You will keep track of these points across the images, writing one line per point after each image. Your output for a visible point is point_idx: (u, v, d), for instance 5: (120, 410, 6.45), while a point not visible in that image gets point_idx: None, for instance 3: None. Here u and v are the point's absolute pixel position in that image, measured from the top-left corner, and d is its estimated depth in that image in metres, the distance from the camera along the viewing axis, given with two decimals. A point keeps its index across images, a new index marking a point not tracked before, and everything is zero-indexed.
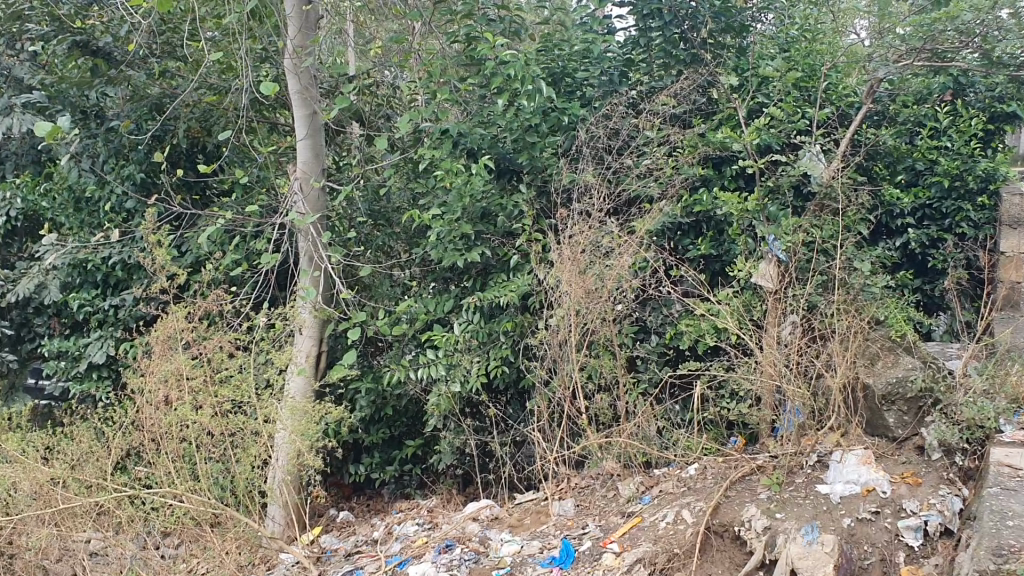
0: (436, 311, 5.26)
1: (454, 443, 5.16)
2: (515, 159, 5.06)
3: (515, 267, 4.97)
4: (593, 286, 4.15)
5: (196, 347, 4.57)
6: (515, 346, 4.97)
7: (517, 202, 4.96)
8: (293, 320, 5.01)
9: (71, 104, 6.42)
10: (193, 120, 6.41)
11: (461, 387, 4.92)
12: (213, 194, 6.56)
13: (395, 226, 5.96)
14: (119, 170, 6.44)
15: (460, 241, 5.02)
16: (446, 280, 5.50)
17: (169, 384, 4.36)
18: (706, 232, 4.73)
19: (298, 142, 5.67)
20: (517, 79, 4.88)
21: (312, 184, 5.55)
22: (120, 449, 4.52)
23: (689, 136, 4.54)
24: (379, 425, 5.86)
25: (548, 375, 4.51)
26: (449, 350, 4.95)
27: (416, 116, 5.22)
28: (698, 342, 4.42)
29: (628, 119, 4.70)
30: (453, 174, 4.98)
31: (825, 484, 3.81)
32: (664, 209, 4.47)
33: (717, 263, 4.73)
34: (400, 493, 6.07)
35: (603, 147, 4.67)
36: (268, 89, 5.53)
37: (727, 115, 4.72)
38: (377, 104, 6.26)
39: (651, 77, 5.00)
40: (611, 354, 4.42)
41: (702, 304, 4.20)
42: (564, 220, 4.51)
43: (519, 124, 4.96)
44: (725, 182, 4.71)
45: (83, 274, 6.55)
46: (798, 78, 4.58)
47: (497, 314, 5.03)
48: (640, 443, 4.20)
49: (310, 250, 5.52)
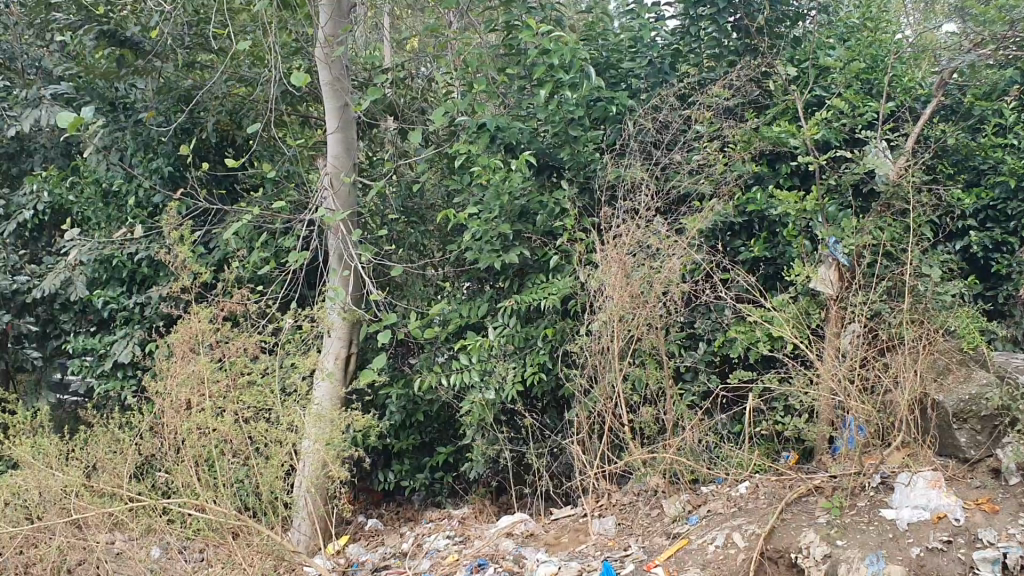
0: (470, 314, 5.00)
1: (487, 452, 4.91)
2: (555, 154, 4.80)
3: (554, 268, 4.70)
4: (638, 290, 3.88)
5: (219, 349, 4.35)
6: (553, 352, 4.70)
7: (558, 199, 4.67)
8: (321, 321, 4.79)
9: (99, 95, 6.26)
10: (222, 112, 6.21)
11: (496, 395, 4.67)
12: (242, 188, 6.35)
13: (429, 223, 5.71)
14: (146, 163, 6.23)
15: (497, 241, 4.77)
16: (481, 280, 5.24)
17: (190, 388, 4.14)
18: (758, 233, 4.43)
19: (329, 136, 5.45)
20: (559, 69, 4.61)
21: (343, 180, 5.33)
22: (140, 455, 4.33)
23: (743, 130, 4.25)
24: (410, 430, 5.62)
25: (589, 383, 4.24)
26: (483, 356, 4.70)
27: (452, 109, 4.98)
28: (750, 350, 4.13)
29: (678, 112, 4.41)
30: (490, 169, 4.73)
31: (891, 509, 3.50)
32: (716, 208, 4.18)
33: (772, 266, 4.42)
34: (431, 500, 5.84)
35: (650, 142, 4.40)
36: (298, 80, 5.31)
37: (784, 108, 4.42)
38: (411, 97, 6.03)
39: (702, 68, 4.71)
40: (656, 363, 4.14)
41: (756, 311, 3.91)
42: (608, 219, 4.24)
43: (561, 117, 4.69)
44: (781, 180, 4.41)
45: (109, 270, 6.38)
46: (862, 69, 4.26)
47: (534, 317, 4.77)
48: (688, 460, 3.92)
49: (340, 248, 5.30)
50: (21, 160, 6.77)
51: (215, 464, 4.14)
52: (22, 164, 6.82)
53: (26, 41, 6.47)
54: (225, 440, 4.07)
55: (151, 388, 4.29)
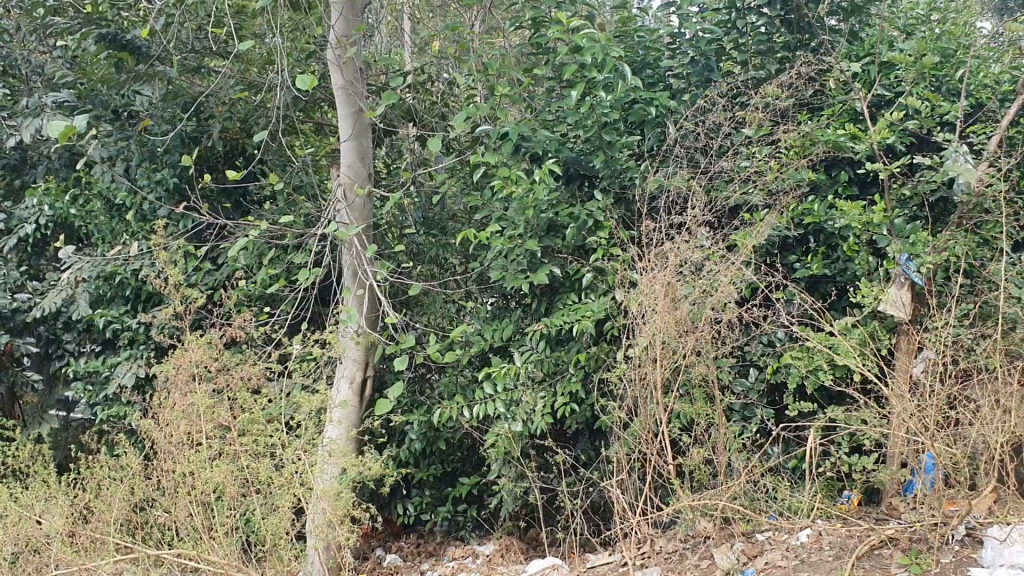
0: (495, 336, 4.58)
1: (514, 487, 4.49)
2: (587, 162, 4.37)
3: (587, 288, 4.27)
4: (684, 314, 3.45)
5: (221, 381, 3.94)
6: (587, 380, 4.27)
7: (592, 211, 4.24)
8: (332, 347, 4.38)
9: (103, 104, 5.81)
10: (229, 120, 5.83)
11: (524, 427, 4.25)
12: (252, 200, 5.97)
13: (450, 237, 5.31)
14: (153, 174, 5.86)
15: (524, 259, 4.35)
16: (506, 298, 4.82)
17: (186, 426, 3.72)
18: (815, 247, 3.99)
19: (342, 144, 5.05)
20: (592, 68, 4.19)
21: (356, 192, 4.93)
22: (136, 495, 3.97)
23: (799, 134, 3.80)
24: (431, 459, 5.20)
25: (628, 416, 3.81)
26: (509, 384, 4.28)
27: (473, 114, 4.57)
28: (809, 379, 3.70)
29: (725, 115, 3.98)
30: (516, 180, 4.31)
31: (982, 568, 3.02)
32: (769, 222, 3.74)
33: (830, 284, 3.98)
34: (455, 534, 5.42)
35: (695, 148, 3.97)
36: (307, 85, 4.90)
37: (843, 109, 3.97)
38: (430, 102, 5.63)
39: (748, 66, 4.27)
40: (704, 395, 3.70)
41: (819, 338, 3.46)
42: (648, 234, 3.80)
43: (594, 121, 4.26)
44: (839, 189, 3.97)
45: (114, 288, 6.01)
46: (935, 63, 3.81)
47: (566, 341, 4.34)
48: (742, 505, 3.48)
49: (354, 263, 4.92)
50: (24, 173, 6.38)
51: (215, 509, 3.75)
52: (25, 176, 6.39)
53: (28, 47, 6.09)
54: (224, 483, 3.67)
55: (146, 422, 3.91)
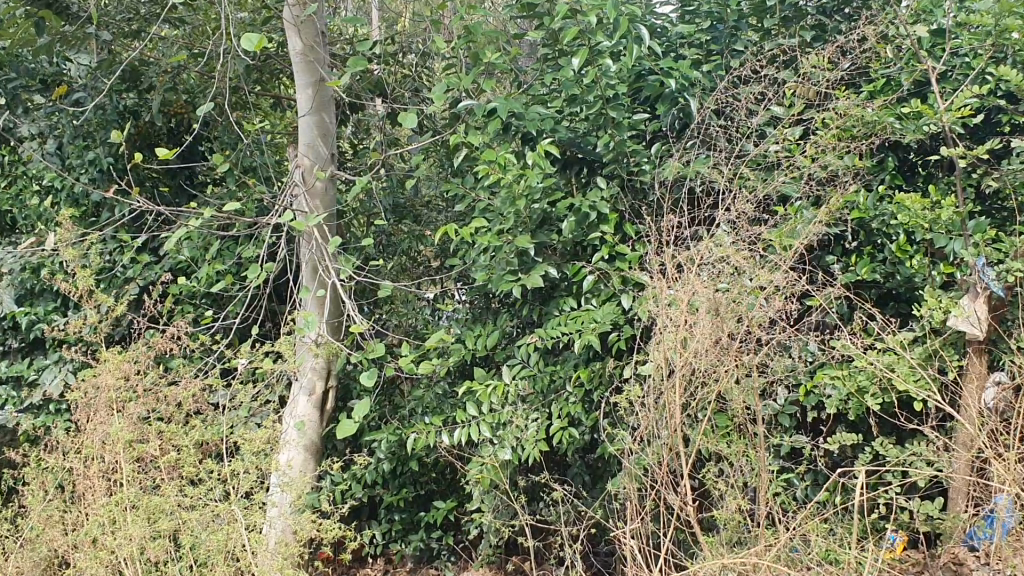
0: (477, 345, 3.94)
1: (500, 520, 3.84)
2: (587, 143, 3.73)
3: (588, 291, 3.64)
4: (715, 331, 2.84)
5: (158, 402, 3.33)
6: (585, 400, 3.65)
7: (594, 203, 3.59)
8: (286, 359, 3.71)
9: (29, 72, 5.13)
10: (172, 91, 5.09)
11: (513, 453, 3.61)
12: (200, 183, 5.26)
13: (424, 229, 4.66)
14: (84, 153, 5.09)
15: (514, 258, 3.70)
16: (489, 300, 4.19)
17: (123, 448, 3.14)
18: (856, 247, 3.40)
19: (300, 121, 4.36)
20: (597, 32, 3.54)
21: (317, 176, 4.27)
22: (46, 542, 3.27)
23: (845, 116, 3.20)
24: (402, 480, 4.55)
25: (641, 448, 3.18)
26: (495, 404, 3.65)
27: (454, 86, 3.92)
28: (852, 404, 3.12)
29: (753, 92, 3.36)
30: (506, 164, 3.64)
31: None
32: (809, 218, 3.13)
33: (874, 292, 3.39)
34: (428, 563, 4.77)
35: (720, 129, 3.35)
36: (256, 45, 3.56)
37: (892, 86, 3.38)
38: (403, 75, 4.96)
39: (777, 35, 3.65)
40: (731, 425, 3.10)
41: (876, 358, 2.88)
42: (666, 230, 3.17)
43: (596, 95, 3.61)
44: (887, 178, 3.37)
45: (41, 281, 5.24)
46: (1008, 31, 3.21)
47: (561, 354, 3.72)
48: (781, 561, 2.86)
49: (314, 258, 4.27)
50: None
51: (143, 565, 3.06)
52: None
53: None
54: (151, 533, 2.98)
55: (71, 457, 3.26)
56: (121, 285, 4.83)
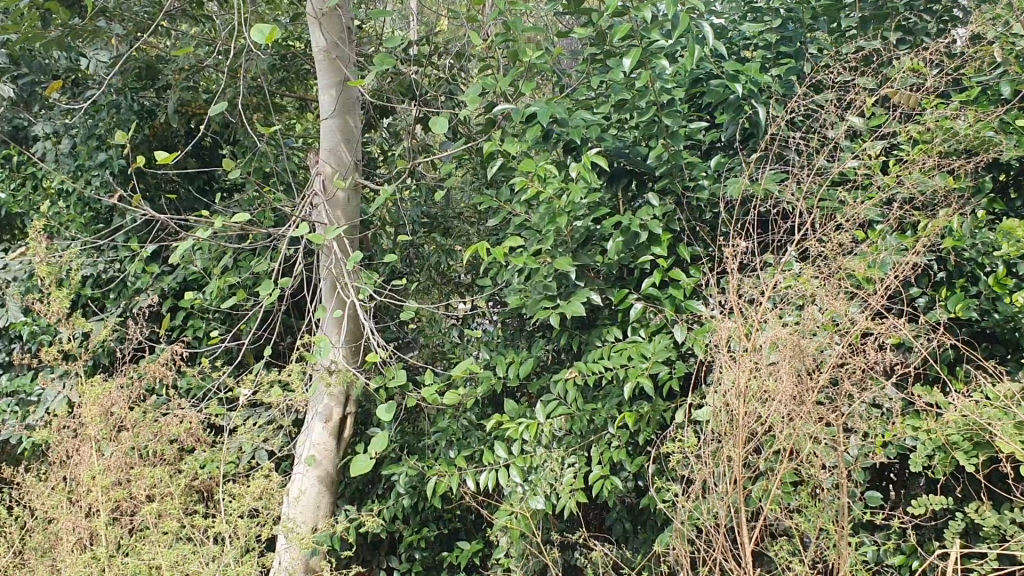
0: (510, 377, 3.54)
1: (530, 573, 3.43)
2: (637, 153, 3.32)
3: (636, 321, 3.22)
4: (788, 379, 2.41)
5: (150, 438, 3.07)
6: (628, 443, 3.22)
7: (645, 222, 3.17)
8: (294, 388, 3.33)
9: (42, 68, 4.81)
10: (189, 90, 4.74)
11: (546, 500, 3.20)
12: (217, 188, 4.90)
13: (453, 243, 4.28)
14: (96, 154, 4.73)
15: (554, 281, 3.30)
16: (524, 325, 3.79)
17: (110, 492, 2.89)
18: (947, 279, 2.95)
19: (323, 124, 3.98)
20: (653, 30, 3.13)
21: (339, 185, 3.90)
22: None
23: (939, 130, 2.76)
24: (423, 517, 4.15)
25: (694, 507, 2.76)
26: (528, 444, 3.25)
27: (489, 88, 3.52)
28: (943, 463, 2.68)
29: (830, 100, 2.93)
30: (547, 175, 3.23)
31: None
32: (898, 246, 2.70)
33: (966, 330, 2.94)
34: None
35: (794, 140, 2.92)
36: (266, 38, 3.19)
37: (991, 97, 2.93)
38: (436, 76, 4.58)
39: (857, 37, 3.22)
40: (801, 484, 2.66)
41: (976, 414, 2.43)
42: (732, 255, 2.75)
43: (650, 101, 3.19)
44: (984, 202, 2.92)
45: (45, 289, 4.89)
46: None
47: (603, 391, 3.31)
48: None
49: (332, 274, 3.88)
50: None
51: None
52: None
53: None
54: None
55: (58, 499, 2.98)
56: (130, 296, 4.47)
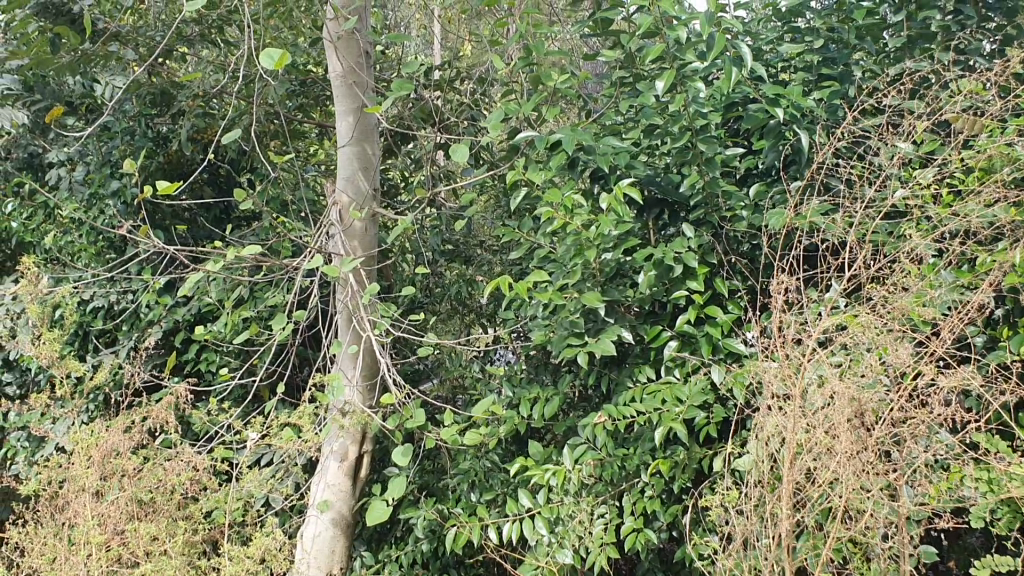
0: (535, 418, 3.34)
1: None
2: (671, 182, 3.12)
3: (669, 361, 3.01)
4: (842, 432, 2.19)
5: (150, 489, 2.92)
6: (661, 491, 3.01)
7: (680, 256, 2.97)
8: (307, 432, 3.14)
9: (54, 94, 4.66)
10: (204, 116, 4.59)
11: (575, 552, 2.98)
12: (232, 217, 4.75)
13: (474, 273, 4.09)
14: (108, 183, 4.58)
15: (582, 318, 3.09)
16: (549, 361, 3.59)
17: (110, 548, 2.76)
18: (1006, 317, 2.73)
19: (339, 152, 3.81)
20: (688, 51, 2.93)
21: (355, 215, 3.72)
22: None
23: (997, 158, 2.55)
24: None
25: (737, 566, 2.54)
26: (555, 491, 3.04)
27: (513, 114, 3.33)
28: (1007, 518, 2.46)
29: (878, 125, 2.72)
30: (576, 206, 3.03)
31: None
32: (957, 283, 2.49)
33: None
34: None
35: (840, 169, 2.71)
36: (277, 63, 2.97)
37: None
38: (457, 100, 4.42)
39: (902, 58, 3.02)
40: (853, 542, 2.43)
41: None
42: (776, 293, 2.53)
43: (684, 126, 2.99)
44: None
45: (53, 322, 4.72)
46: None
47: (634, 435, 3.10)
48: None
49: (348, 309, 3.70)
50: None
51: None
52: None
53: None
54: None
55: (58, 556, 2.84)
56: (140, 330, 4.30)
